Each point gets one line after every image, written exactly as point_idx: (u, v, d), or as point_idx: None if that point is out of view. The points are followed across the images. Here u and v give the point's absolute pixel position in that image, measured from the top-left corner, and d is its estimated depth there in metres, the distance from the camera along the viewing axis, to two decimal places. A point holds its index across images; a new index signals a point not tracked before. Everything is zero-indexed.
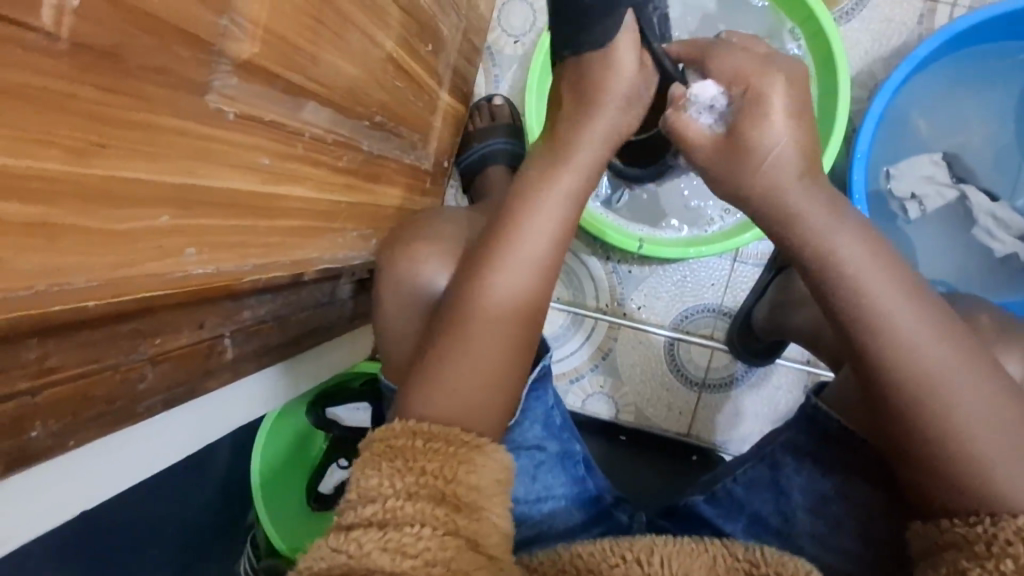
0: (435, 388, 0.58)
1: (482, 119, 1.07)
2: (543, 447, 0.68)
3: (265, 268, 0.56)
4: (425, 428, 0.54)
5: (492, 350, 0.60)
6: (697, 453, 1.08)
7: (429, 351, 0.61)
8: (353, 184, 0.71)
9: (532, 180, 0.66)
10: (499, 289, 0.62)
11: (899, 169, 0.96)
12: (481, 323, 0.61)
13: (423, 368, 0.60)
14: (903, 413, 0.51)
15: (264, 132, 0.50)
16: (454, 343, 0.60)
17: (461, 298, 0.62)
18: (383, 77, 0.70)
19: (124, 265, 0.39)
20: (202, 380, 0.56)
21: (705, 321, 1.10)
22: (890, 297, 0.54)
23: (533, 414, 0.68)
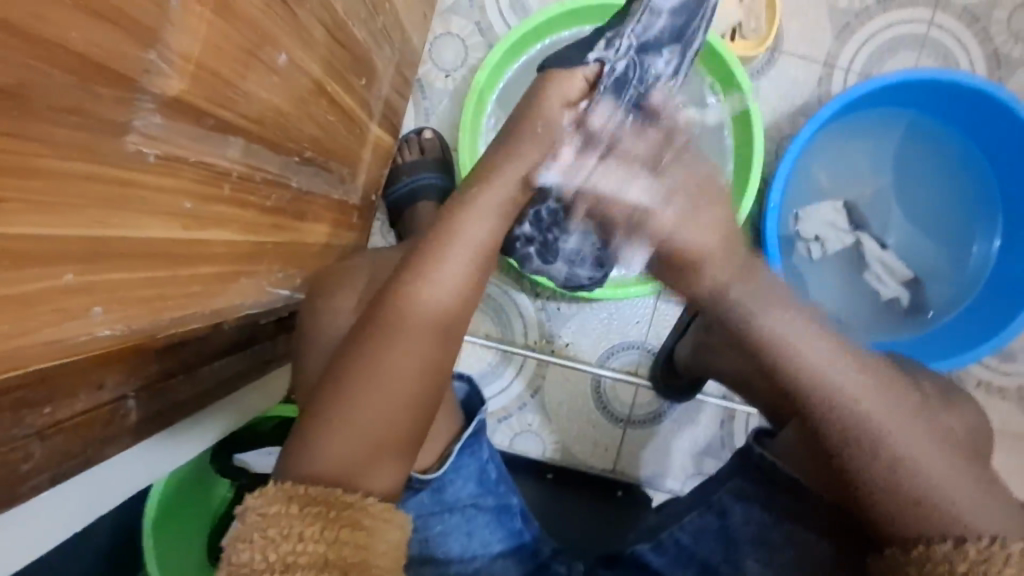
0: (346, 433, 0.55)
1: (411, 153, 1.04)
2: (477, 504, 0.65)
3: (181, 320, 0.51)
4: (302, 493, 0.51)
5: (412, 395, 0.58)
6: (621, 488, 1.11)
7: (339, 392, 0.56)
8: (280, 223, 0.66)
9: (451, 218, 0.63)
10: (421, 327, 0.59)
11: (807, 213, 1.05)
12: (398, 356, 0.57)
13: (335, 412, 0.56)
14: (863, 458, 0.54)
15: (189, 172, 0.45)
16: (373, 387, 0.56)
17: (378, 335, 0.58)
18: (316, 110, 0.66)
19: (18, 334, 0.33)
20: (99, 448, 0.49)
21: (629, 358, 1.12)
22: (815, 357, 0.56)
23: (467, 469, 0.65)
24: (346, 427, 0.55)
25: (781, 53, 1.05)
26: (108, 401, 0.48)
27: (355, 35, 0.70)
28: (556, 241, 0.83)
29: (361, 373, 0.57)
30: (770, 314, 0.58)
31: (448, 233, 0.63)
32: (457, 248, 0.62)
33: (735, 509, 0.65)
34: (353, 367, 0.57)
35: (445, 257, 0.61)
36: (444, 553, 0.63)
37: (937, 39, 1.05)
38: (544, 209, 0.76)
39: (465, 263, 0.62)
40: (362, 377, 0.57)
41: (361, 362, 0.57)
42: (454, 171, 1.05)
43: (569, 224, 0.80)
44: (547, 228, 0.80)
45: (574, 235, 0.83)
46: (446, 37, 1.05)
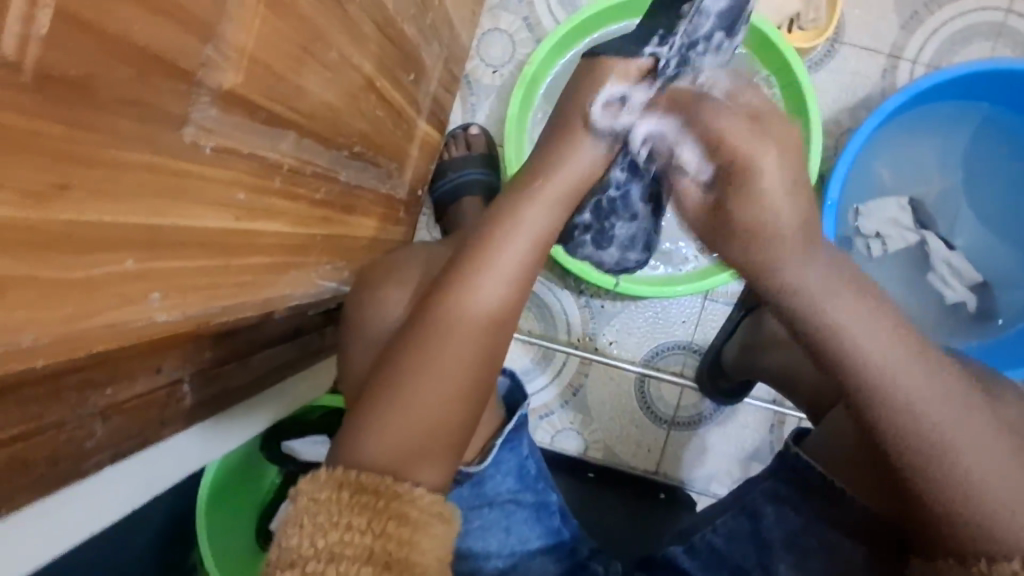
0: (397, 420, 0.56)
1: (457, 148, 1.05)
2: (517, 500, 0.65)
3: (234, 311, 0.53)
4: (354, 478, 0.52)
5: (461, 384, 0.58)
6: (663, 490, 1.08)
7: (391, 377, 0.58)
8: (328, 216, 0.67)
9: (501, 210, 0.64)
10: (472, 322, 0.59)
11: (868, 208, 1.00)
12: (450, 340, 0.58)
13: (384, 401, 0.57)
14: (913, 468, 0.50)
15: (242, 165, 0.46)
16: (424, 378, 0.57)
17: (430, 327, 0.59)
18: (365, 105, 0.66)
19: (82, 316, 0.35)
20: (156, 429, 0.51)
21: (675, 357, 1.10)
22: (869, 335, 0.53)
23: (507, 463, 0.64)
24: (395, 413, 0.56)
25: (843, 44, 1.00)
26: (166, 386, 0.50)
27: (404, 31, 0.71)
28: (613, 229, 0.87)
29: (411, 364, 0.57)
30: (829, 311, 0.55)
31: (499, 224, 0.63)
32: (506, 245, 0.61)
33: (767, 509, 0.62)
34: (405, 356, 0.58)
35: (494, 255, 0.61)
36: (481, 548, 0.63)
37: (1016, 28, 0.99)
38: (604, 197, 0.80)
39: (517, 260, 0.61)
40: (413, 368, 0.57)
41: (413, 354, 0.58)
42: (500, 167, 1.06)
43: (629, 206, 0.83)
44: (605, 216, 0.84)
45: (631, 220, 0.87)
46: (494, 33, 1.05)
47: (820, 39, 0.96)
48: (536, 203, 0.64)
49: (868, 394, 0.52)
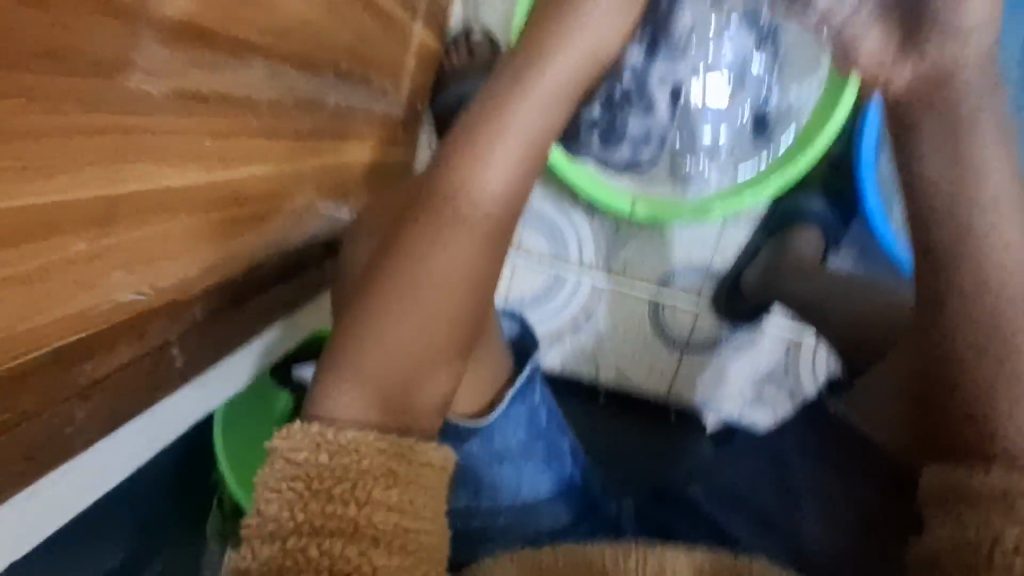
0: (375, 365, 0.51)
1: (458, 55, 0.94)
2: (528, 450, 0.63)
3: (215, 266, 0.48)
4: (330, 439, 0.47)
5: (449, 316, 0.53)
6: (675, 412, 1.09)
7: (371, 314, 0.52)
8: (316, 148, 0.60)
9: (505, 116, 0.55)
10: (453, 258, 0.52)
11: None
12: (442, 263, 0.52)
13: (355, 354, 0.51)
14: (986, 346, 0.44)
15: (207, 107, 0.40)
16: (399, 323, 0.51)
17: (402, 265, 0.52)
18: (351, 16, 0.57)
19: None
20: (151, 392, 0.48)
21: (691, 281, 1.05)
22: (1005, 192, 0.46)
23: (517, 416, 0.62)
24: (374, 349, 0.51)
25: None
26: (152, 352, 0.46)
27: None
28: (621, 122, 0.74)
29: (379, 309, 0.52)
30: (980, 146, 0.47)
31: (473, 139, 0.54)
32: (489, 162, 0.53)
33: None
34: (376, 301, 0.52)
35: (474, 175, 0.53)
36: (497, 500, 0.62)
37: None
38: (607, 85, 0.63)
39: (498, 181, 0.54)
40: (383, 314, 0.51)
41: (384, 298, 0.52)
42: None
43: (644, 95, 0.81)
44: (613, 106, 0.66)
45: (636, 113, 0.73)
46: None
47: None
48: (534, 104, 0.55)
49: (969, 248, 0.46)
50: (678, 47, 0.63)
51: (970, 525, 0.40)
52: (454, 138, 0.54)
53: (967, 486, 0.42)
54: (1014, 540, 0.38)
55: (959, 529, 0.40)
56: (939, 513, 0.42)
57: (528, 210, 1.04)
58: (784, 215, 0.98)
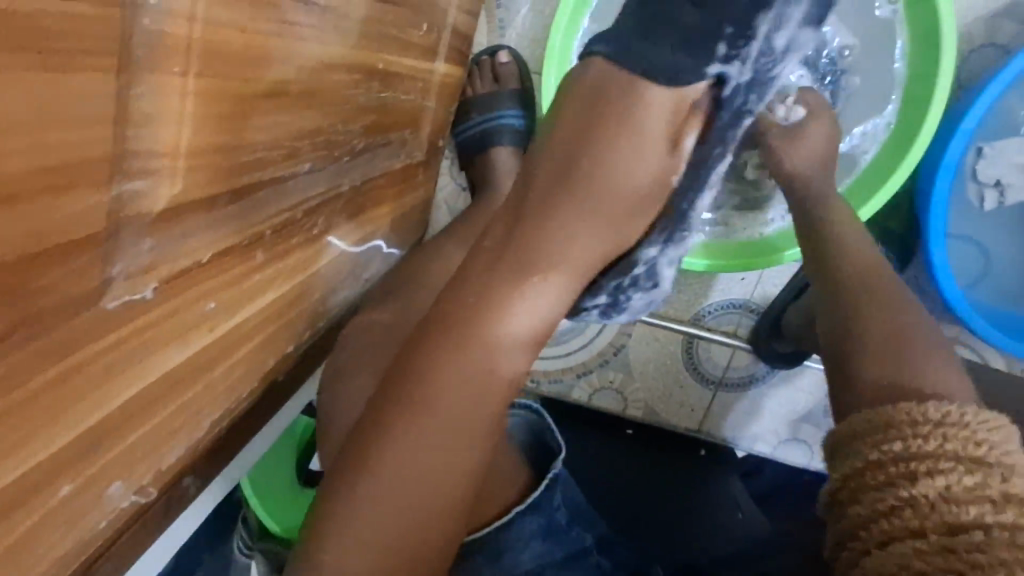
0: (378, 516, 0.46)
1: (483, 82, 0.87)
2: (548, 557, 0.59)
3: (233, 398, 0.45)
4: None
5: (467, 459, 0.48)
6: (706, 448, 1.03)
7: (371, 458, 0.46)
8: (336, 237, 0.55)
9: (527, 221, 0.49)
10: (468, 414, 0.48)
11: (996, 148, 0.81)
12: (454, 409, 0.47)
13: (364, 489, 0.46)
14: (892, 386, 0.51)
15: (209, 269, 0.35)
16: (402, 470, 0.46)
17: (415, 413, 0.47)
18: (367, 97, 0.51)
19: None
20: (165, 532, 0.46)
21: (729, 318, 0.99)
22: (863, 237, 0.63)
23: (530, 528, 0.59)
24: (374, 498, 0.46)
25: None
26: (175, 499, 0.44)
27: None
28: (630, 298, 0.64)
29: (395, 449, 0.46)
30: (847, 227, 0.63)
31: (509, 262, 0.49)
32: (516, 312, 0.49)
33: None
34: (379, 446, 0.46)
35: (513, 299, 0.49)
36: None
37: None
38: (629, 276, 0.59)
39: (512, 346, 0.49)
40: (388, 455, 0.46)
41: (393, 423, 0.47)
42: (537, 103, 0.88)
43: (654, 276, 0.61)
44: (623, 290, 0.61)
45: (652, 287, 0.63)
46: None
47: None
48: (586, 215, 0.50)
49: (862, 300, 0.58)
50: (682, 244, 0.61)
51: (882, 466, 0.45)
52: (482, 259, 0.50)
53: (895, 427, 0.46)
54: (941, 501, 0.40)
55: (862, 471, 0.46)
56: (872, 447, 0.46)
57: None
58: None
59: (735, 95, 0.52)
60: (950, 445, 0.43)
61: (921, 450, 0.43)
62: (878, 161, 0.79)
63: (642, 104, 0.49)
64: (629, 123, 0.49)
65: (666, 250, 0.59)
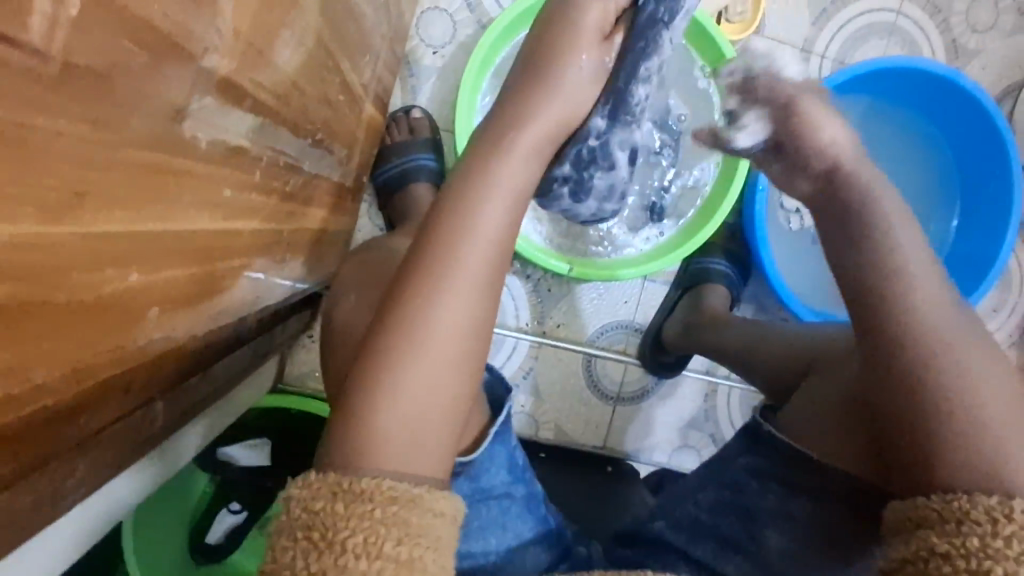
0: (390, 418, 0.54)
1: (400, 132, 1.01)
2: (510, 494, 0.64)
3: (209, 321, 0.49)
4: (345, 488, 0.49)
5: (457, 361, 0.57)
6: (612, 465, 1.10)
7: (372, 373, 0.55)
8: (291, 210, 0.62)
9: (465, 176, 0.61)
10: (449, 328, 0.56)
11: None
12: (437, 326, 0.56)
13: (368, 401, 0.54)
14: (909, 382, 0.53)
15: (229, 160, 0.41)
16: (407, 368, 0.55)
17: (411, 317, 0.56)
18: (330, 91, 0.62)
19: (96, 343, 0.31)
20: (127, 460, 0.45)
21: (619, 337, 1.14)
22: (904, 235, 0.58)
23: (499, 456, 0.63)
24: (381, 405, 0.54)
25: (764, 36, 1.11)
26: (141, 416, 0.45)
27: (363, 11, 0.66)
28: (591, 179, 0.75)
29: (394, 354, 0.55)
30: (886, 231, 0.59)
31: (477, 187, 0.60)
32: (482, 223, 0.59)
33: (746, 479, 0.65)
34: (383, 354, 0.55)
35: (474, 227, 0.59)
36: (486, 548, 0.62)
37: (904, 27, 1.15)
38: (584, 147, 0.69)
39: (484, 259, 0.58)
40: (391, 358, 0.55)
41: (388, 342, 0.55)
42: (446, 151, 1.03)
43: (608, 155, 0.73)
44: (585, 165, 0.72)
45: (609, 169, 0.75)
46: (434, 12, 1.02)
47: (747, 32, 1.06)
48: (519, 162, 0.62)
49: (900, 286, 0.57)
50: (630, 131, 0.73)
51: (949, 558, 0.45)
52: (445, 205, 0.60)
53: (925, 525, 0.48)
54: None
55: (933, 554, 0.46)
56: (899, 542, 0.49)
57: None
58: (697, 273, 1.10)
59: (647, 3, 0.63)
60: (1011, 531, 0.45)
61: (997, 551, 0.44)
62: (714, 190, 1.01)
63: (581, 5, 0.62)
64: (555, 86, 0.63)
65: (615, 128, 0.70)
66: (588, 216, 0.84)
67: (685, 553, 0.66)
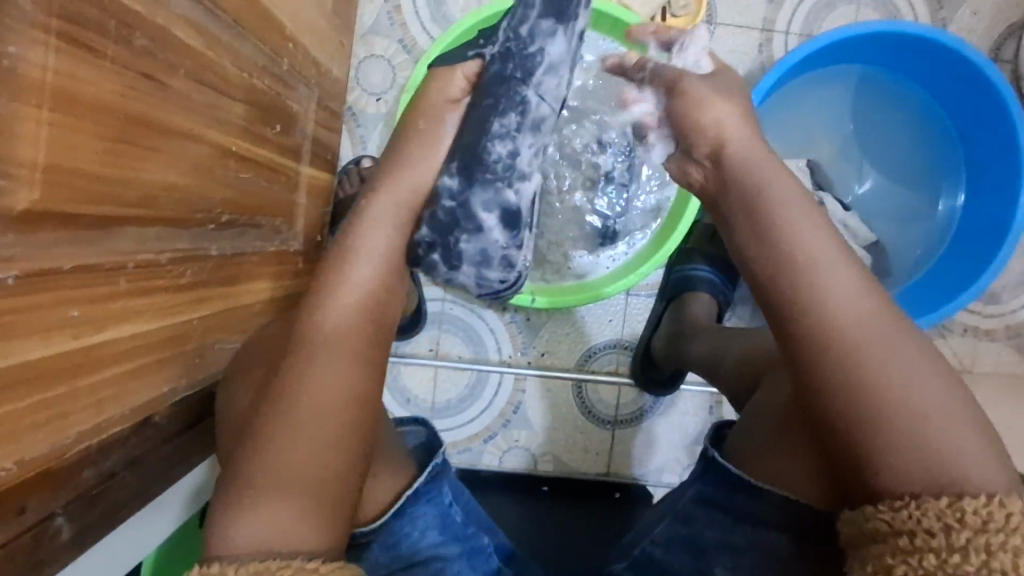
0: (273, 503, 0.50)
1: (352, 185, 1.01)
2: (440, 554, 0.61)
3: (102, 427, 0.50)
4: (233, 573, 0.45)
5: (337, 428, 0.53)
6: (620, 490, 1.06)
7: (251, 461, 0.51)
8: (203, 296, 0.61)
9: (341, 249, 0.61)
10: (322, 398, 0.53)
11: None
12: (311, 397, 0.53)
13: (250, 495, 0.50)
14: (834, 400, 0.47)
15: (68, 281, 0.42)
16: (291, 452, 0.51)
17: (285, 397, 0.53)
18: (226, 173, 0.62)
19: None
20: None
21: (609, 358, 1.10)
22: (803, 231, 0.51)
23: (426, 517, 0.61)
24: (262, 490, 0.50)
25: (716, 24, 1.05)
26: (41, 535, 0.46)
27: (260, 86, 0.67)
28: (460, 243, 0.70)
29: (274, 438, 0.52)
30: (792, 222, 0.52)
31: (349, 259, 0.61)
32: (343, 301, 0.58)
33: (698, 515, 0.58)
34: (263, 437, 0.52)
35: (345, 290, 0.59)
36: None
37: None
38: (438, 208, 0.67)
39: (354, 329, 0.57)
40: (274, 445, 0.51)
41: (268, 426, 0.52)
42: None
43: (471, 216, 0.69)
44: (448, 231, 0.68)
45: (478, 231, 0.70)
46: (371, 59, 1.02)
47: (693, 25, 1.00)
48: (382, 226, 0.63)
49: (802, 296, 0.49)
50: (496, 191, 0.69)
51: None
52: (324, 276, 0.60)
53: (920, 534, 0.41)
54: None
55: None
56: (896, 558, 0.42)
57: (440, 314, 1.08)
58: (677, 282, 1.05)
59: (494, 61, 0.67)
60: (994, 543, 0.39)
61: (958, 568, 0.39)
62: (674, 206, 0.98)
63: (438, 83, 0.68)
64: (423, 150, 0.67)
65: (475, 188, 0.68)
66: (477, 287, 0.78)
67: None
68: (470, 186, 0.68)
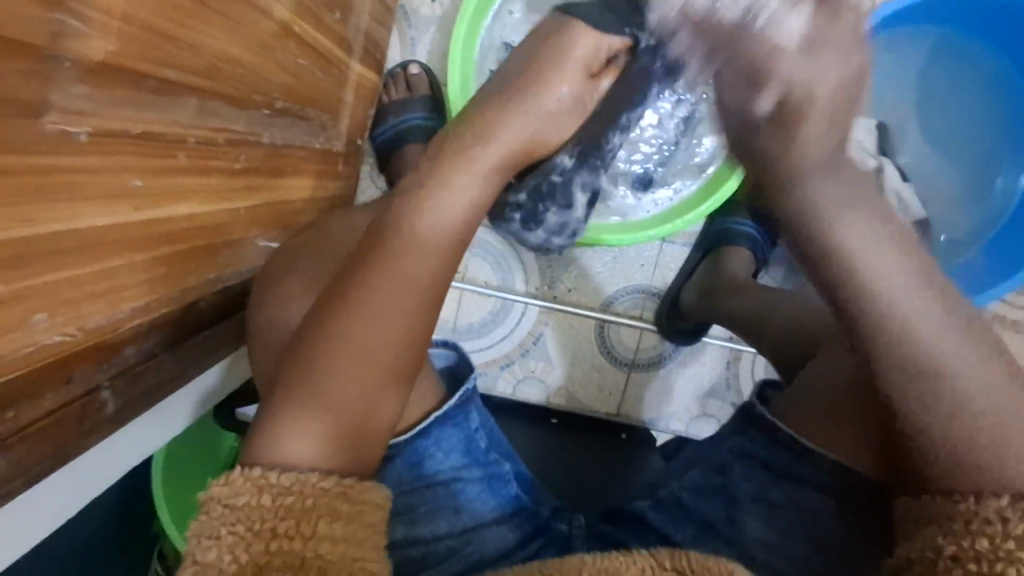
0: (316, 423, 0.48)
1: (397, 90, 0.96)
2: (460, 476, 0.60)
3: (150, 305, 0.48)
4: (271, 482, 0.44)
5: (388, 362, 0.50)
6: (626, 431, 1.07)
7: (298, 373, 0.49)
8: (253, 185, 0.59)
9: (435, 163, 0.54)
10: (379, 332, 0.50)
11: None
12: (369, 326, 0.49)
13: (295, 412, 0.48)
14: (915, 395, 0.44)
15: (133, 147, 0.40)
16: (343, 372, 0.49)
17: (341, 317, 0.50)
18: (285, 56, 0.58)
19: None
20: (78, 443, 0.46)
21: (635, 301, 1.08)
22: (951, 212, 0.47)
23: (450, 440, 0.60)
24: (306, 408, 0.48)
25: None
26: (89, 406, 0.46)
27: None
28: (546, 211, 0.70)
29: (325, 351, 0.49)
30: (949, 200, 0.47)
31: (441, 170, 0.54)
32: (435, 228, 0.52)
33: (734, 465, 0.58)
34: (313, 351, 0.49)
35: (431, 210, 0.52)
36: (430, 535, 0.58)
37: None
38: (546, 179, 0.64)
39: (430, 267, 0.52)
40: (323, 360, 0.49)
41: (319, 341, 0.49)
42: (445, 110, 0.98)
43: (568, 193, 0.68)
44: (540, 198, 0.67)
45: (566, 207, 0.70)
46: None
47: None
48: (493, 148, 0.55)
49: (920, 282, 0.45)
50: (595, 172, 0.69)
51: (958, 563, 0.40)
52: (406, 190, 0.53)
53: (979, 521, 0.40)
54: None
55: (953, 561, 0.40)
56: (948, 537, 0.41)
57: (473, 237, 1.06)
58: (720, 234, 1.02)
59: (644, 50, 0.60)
60: None
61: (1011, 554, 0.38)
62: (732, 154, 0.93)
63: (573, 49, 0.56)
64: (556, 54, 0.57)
65: (582, 169, 0.67)
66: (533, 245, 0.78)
67: (668, 536, 0.58)
68: (582, 168, 0.66)
